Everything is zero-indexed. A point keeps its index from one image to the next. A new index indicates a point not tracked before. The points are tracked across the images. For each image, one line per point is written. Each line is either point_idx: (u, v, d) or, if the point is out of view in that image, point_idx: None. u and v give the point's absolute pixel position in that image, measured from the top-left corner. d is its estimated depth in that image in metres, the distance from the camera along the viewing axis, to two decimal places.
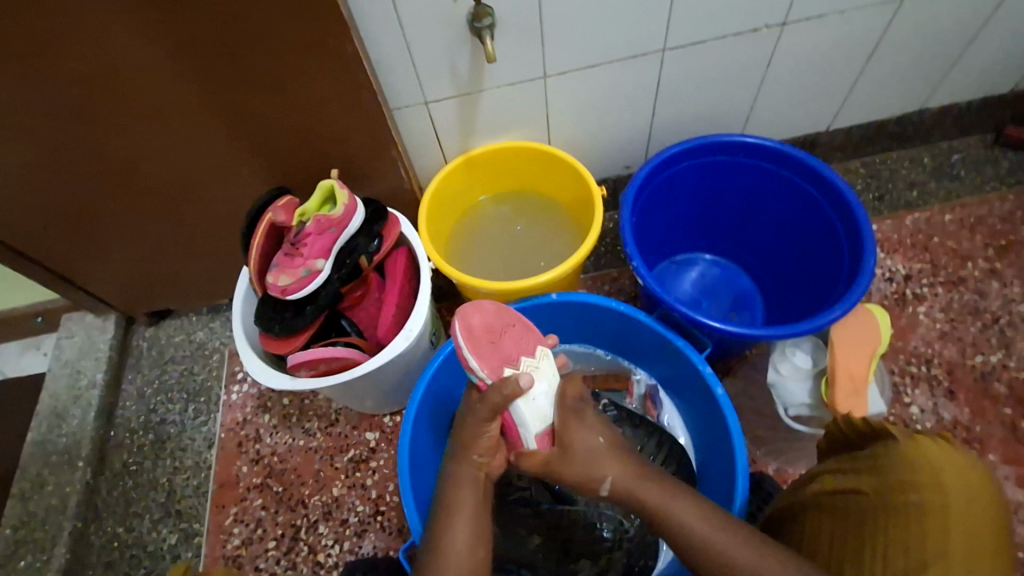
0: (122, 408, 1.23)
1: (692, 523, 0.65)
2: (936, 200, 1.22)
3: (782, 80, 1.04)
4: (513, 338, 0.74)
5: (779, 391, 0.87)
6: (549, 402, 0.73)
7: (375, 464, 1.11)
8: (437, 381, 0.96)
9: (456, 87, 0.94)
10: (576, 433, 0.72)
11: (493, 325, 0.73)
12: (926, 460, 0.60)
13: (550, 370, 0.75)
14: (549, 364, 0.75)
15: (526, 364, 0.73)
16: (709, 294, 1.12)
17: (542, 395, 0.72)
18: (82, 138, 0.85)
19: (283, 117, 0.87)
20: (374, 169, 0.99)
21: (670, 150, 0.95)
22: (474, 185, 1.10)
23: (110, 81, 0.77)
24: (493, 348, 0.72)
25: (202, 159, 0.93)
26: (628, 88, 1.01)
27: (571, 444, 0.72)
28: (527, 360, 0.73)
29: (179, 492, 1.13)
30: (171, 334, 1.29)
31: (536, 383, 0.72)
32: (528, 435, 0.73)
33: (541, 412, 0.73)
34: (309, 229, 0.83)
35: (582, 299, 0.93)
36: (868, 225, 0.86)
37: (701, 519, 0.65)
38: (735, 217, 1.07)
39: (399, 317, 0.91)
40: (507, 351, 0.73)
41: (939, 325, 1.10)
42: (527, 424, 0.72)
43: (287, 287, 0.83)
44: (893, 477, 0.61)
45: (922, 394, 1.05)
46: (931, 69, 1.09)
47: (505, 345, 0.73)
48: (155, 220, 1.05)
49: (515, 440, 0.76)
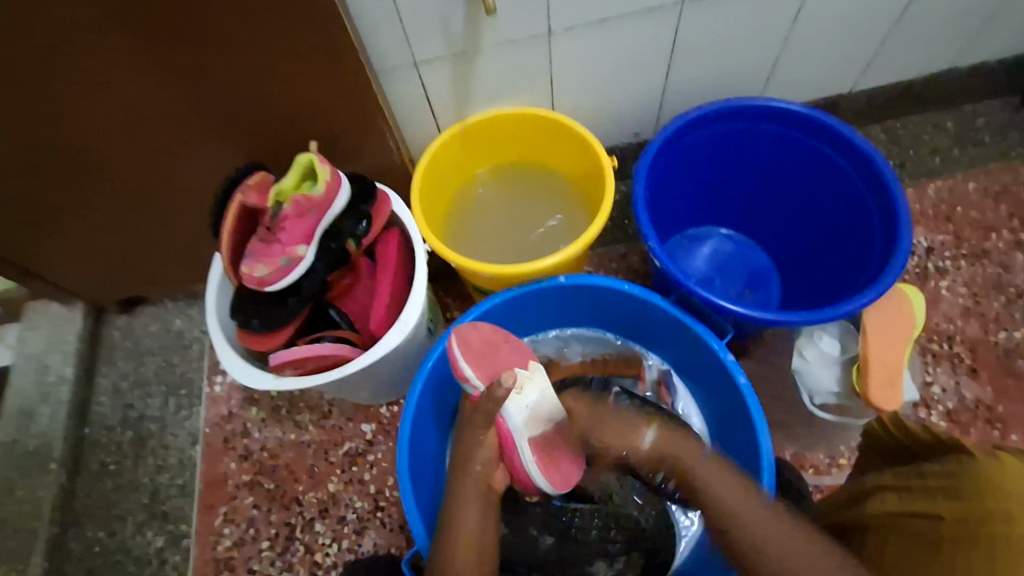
0: (96, 403, 1.14)
1: (739, 502, 0.64)
2: (959, 167, 1.15)
3: (807, 36, 0.95)
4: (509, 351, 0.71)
5: (803, 378, 0.80)
6: (545, 409, 0.70)
7: (372, 458, 1.04)
8: (436, 375, 0.89)
9: (449, 46, 0.84)
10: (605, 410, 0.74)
11: (490, 337, 0.71)
12: (1012, 482, 0.50)
13: (545, 377, 0.71)
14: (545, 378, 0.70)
15: (519, 376, 0.69)
16: (722, 271, 1.05)
17: (535, 408, 0.69)
18: (23, 111, 0.74)
19: (254, 84, 0.76)
20: (360, 141, 0.89)
21: (686, 117, 0.87)
22: (471, 156, 1.01)
23: (47, 43, 0.66)
24: (488, 359, 0.70)
25: (165, 133, 0.82)
26: (639, 46, 0.91)
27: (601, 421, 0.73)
28: (520, 371, 0.70)
29: (164, 492, 1.06)
30: (146, 323, 1.20)
31: (528, 395, 0.68)
32: (523, 446, 0.70)
33: (533, 426, 0.69)
34: (286, 212, 0.74)
35: (592, 281, 0.86)
36: (903, 200, 0.79)
37: (747, 501, 0.64)
38: (752, 189, 1.00)
39: (392, 306, 0.82)
40: (502, 362, 0.70)
41: (962, 300, 1.05)
42: (521, 433, 0.69)
43: (266, 278, 0.74)
44: (978, 503, 0.50)
45: (944, 373, 1.01)
46: (964, 23, 1.01)
47: (499, 357, 0.71)
48: (118, 202, 0.95)
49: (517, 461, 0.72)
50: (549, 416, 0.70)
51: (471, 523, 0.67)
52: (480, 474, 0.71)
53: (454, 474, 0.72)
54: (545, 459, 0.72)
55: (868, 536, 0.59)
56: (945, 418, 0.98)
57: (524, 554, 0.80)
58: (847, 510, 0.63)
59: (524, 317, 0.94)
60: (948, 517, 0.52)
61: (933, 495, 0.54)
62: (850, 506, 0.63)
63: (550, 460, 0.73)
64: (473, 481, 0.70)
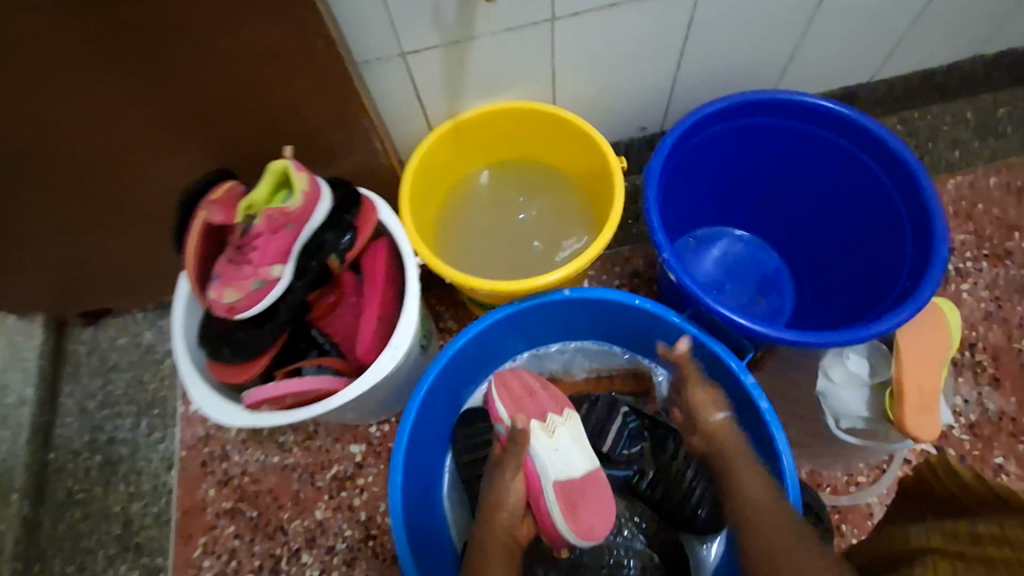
0: (61, 425, 1.06)
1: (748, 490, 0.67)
2: (980, 161, 1.09)
3: (830, 21, 0.88)
4: (543, 400, 0.76)
5: (829, 400, 0.74)
6: (574, 455, 0.71)
7: (362, 482, 0.97)
8: (430, 400, 0.82)
9: (440, 34, 0.75)
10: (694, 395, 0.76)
11: (528, 385, 0.77)
12: None
13: (578, 428, 0.73)
14: (576, 428, 0.73)
15: (551, 420, 0.73)
16: (732, 275, 0.98)
17: (565, 447, 0.70)
18: None
19: (218, 78, 0.67)
20: (342, 142, 0.80)
21: (700, 112, 0.80)
22: (465, 154, 0.93)
23: None
24: (523, 403, 0.74)
25: (119, 135, 0.73)
26: (650, 32, 0.83)
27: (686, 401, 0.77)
28: (552, 417, 0.73)
29: (138, 522, 0.99)
30: (113, 336, 1.11)
31: (558, 435, 0.71)
32: (546, 488, 0.68)
33: (563, 465, 0.70)
34: (259, 228, 0.65)
35: (599, 295, 0.79)
36: (938, 204, 0.72)
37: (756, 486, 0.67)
38: (766, 188, 0.93)
39: (382, 328, 0.74)
40: (537, 408, 0.74)
41: (984, 305, 1.00)
42: (546, 473, 0.69)
43: (236, 304, 0.66)
44: None
45: (966, 383, 0.96)
46: (995, 6, 0.94)
47: (535, 403, 0.75)
48: (73, 209, 0.85)
49: (541, 511, 0.70)
50: (578, 463, 0.70)
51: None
52: (506, 524, 0.67)
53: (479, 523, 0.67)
54: (573, 504, 0.68)
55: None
56: (967, 431, 0.93)
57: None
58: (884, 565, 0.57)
59: (525, 333, 0.87)
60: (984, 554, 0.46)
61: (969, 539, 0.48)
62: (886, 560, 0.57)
63: (579, 508, 0.67)
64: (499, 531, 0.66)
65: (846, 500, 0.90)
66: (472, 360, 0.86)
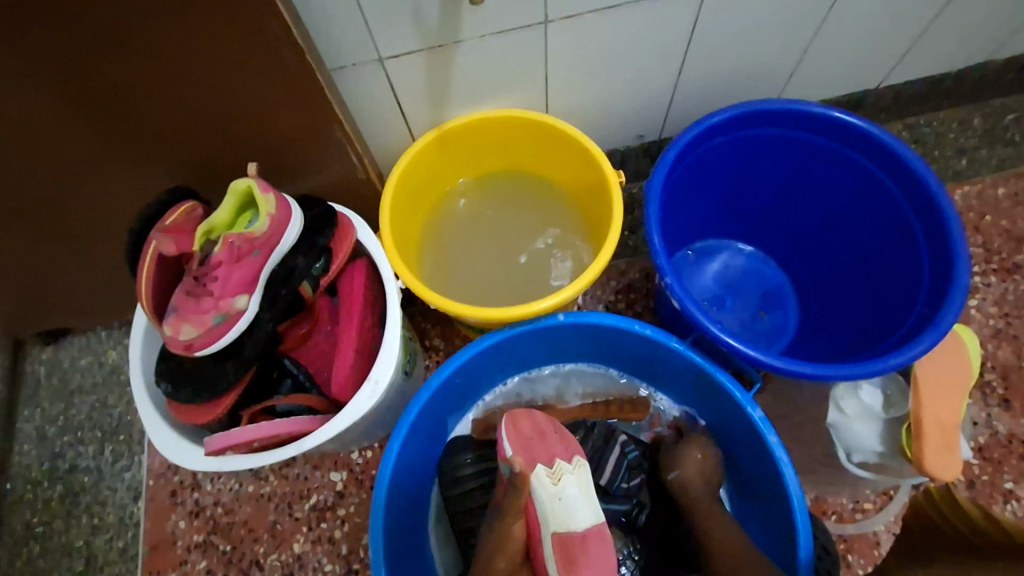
0: (19, 453, 0.99)
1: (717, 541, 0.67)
2: (988, 170, 1.04)
3: (840, 25, 0.82)
4: (554, 443, 0.70)
5: (841, 434, 0.70)
6: (579, 507, 0.64)
7: (344, 513, 0.92)
8: (416, 432, 0.76)
9: (423, 38, 0.69)
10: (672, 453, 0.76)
11: (540, 425, 0.72)
12: None
13: (586, 476, 0.67)
14: (585, 475, 0.66)
15: (559, 466, 0.66)
16: (733, 290, 0.93)
17: (570, 498, 0.64)
18: None
19: (172, 88, 0.60)
20: (316, 155, 0.74)
21: (705, 123, 0.74)
22: (452, 165, 0.86)
23: None
24: (532, 445, 0.69)
25: (65, 149, 0.66)
26: (650, 35, 0.77)
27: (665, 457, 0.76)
28: (562, 462, 0.67)
29: (102, 557, 0.92)
30: (75, 356, 1.04)
31: (564, 483, 0.65)
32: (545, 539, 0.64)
33: (566, 516, 0.63)
34: (219, 256, 0.59)
35: (595, 320, 0.74)
36: (958, 225, 0.68)
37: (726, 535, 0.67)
38: (771, 200, 0.88)
39: (362, 359, 0.68)
40: (547, 451, 0.68)
41: (992, 321, 0.96)
42: (546, 522, 0.64)
43: (194, 341, 0.59)
44: None
45: (975, 403, 0.92)
46: (1010, 10, 0.89)
47: (546, 445, 0.69)
48: (20, 227, 0.78)
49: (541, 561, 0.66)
50: (580, 516, 0.63)
51: None
52: (506, 569, 0.65)
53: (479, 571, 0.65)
54: (571, 561, 0.63)
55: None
56: (976, 454, 0.89)
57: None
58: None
59: (516, 357, 0.82)
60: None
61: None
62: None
63: (578, 565, 0.62)
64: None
65: (852, 529, 0.85)
66: (460, 386, 0.81)
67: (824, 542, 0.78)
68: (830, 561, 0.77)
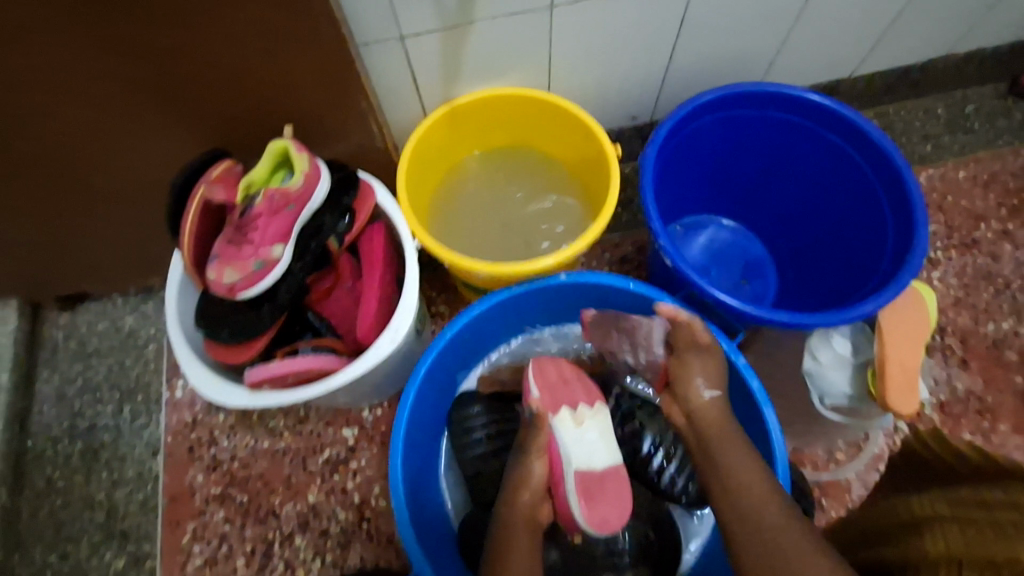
0: (39, 413, 1.03)
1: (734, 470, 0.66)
2: (950, 155, 1.14)
3: (817, 17, 0.90)
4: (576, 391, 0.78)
5: (815, 380, 0.78)
6: (598, 448, 0.72)
7: (355, 466, 0.97)
8: (429, 382, 0.83)
9: (441, 18, 0.75)
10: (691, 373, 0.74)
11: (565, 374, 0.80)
12: None
13: (606, 422, 0.75)
14: (604, 421, 0.74)
15: (582, 411, 0.74)
16: (720, 261, 1.00)
17: (591, 438, 0.72)
18: None
19: (215, 55, 0.65)
20: (339, 123, 0.79)
21: (694, 102, 0.82)
22: (461, 140, 0.93)
23: None
24: (556, 390, 0.77)
25: (105, 109, 0.70)
26: (647, 22, 0.84)
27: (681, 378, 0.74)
28: (584, 408, 0.75)
29: (123, 508, 0.97)
30: (92, 322, 1.08)
31: (586, 426, 0.73)
32: (568, 473, 0.70)
33: (586, 454, 0.71)
34: (258, 208, 0.65)
35: (594, 280, 0.81)
36: (919, 194, 0.76)
37: (743, 462, 0.67)
38: (754, 177, 0.95)
39: (383, 310, 0.74)
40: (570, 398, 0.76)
41: (953, 291, 1.05)
42: (568, 460, 0.70)
43: (236, 284, 0.65)
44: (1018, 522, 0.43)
45: (937, 364, 1.01)
46: (967, 8, 0.98)
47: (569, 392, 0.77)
48: (54, 188, 0.82)
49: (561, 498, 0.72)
50: (601, 456, 0.71)
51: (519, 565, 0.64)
52: (527, 504, 0.71)
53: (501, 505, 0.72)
54: (591, 495, 0.69)
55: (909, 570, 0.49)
56: (937, 410, 0.98)
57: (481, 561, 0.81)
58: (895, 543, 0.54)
59: (519, 315, 0.88)
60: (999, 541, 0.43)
61: (992, 527, 0.44)
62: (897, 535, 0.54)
63: (595, 500, 0.69)
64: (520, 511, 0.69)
65: (826, 476, 0.94)
66: (468, 342, 0.87)
67: (801, 487, 0.86)
68: (805, 502, 0.85)
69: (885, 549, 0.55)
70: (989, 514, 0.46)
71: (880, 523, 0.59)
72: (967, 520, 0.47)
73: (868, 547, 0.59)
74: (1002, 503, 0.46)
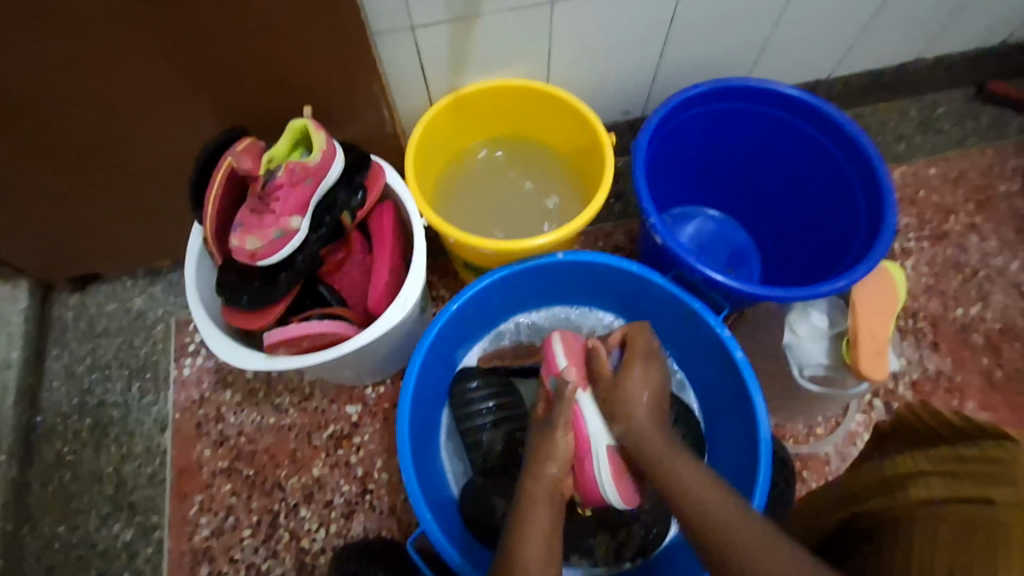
0: (48, 389, 1.06)
1: (693, 487, 0.65)
2: (922, 153, 1.21)
3: (798, 19, 0.97)
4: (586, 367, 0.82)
5: (795, 352, 0.87)
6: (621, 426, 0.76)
7: (359, 440, 1.01)
8: (433, 354, 0.86)
9: (450, 10, 0.80)
10: (636, 375, 0.76)
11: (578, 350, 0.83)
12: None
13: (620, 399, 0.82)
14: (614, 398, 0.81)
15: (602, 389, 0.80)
16: (706, 248, 1.06)
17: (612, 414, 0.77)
18: None
19: (242, 39, 0.70)
20: (352, 107, 0.84)
21: (684, 94, 0.88)
22: (464, 130, 0.98)
23: None
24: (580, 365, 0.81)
25: (133, 90, 0.74)
26: (641, 20, 0.90)
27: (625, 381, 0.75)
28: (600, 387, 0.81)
29: (131, 482, 1.00)
30: (102, 302, 1.11)
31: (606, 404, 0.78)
32: (598, 453, 0.73)
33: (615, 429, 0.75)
34: (280, 180, 0.70)
35: (589, 258, 0.86)
36: (889, 181, 0.83)
37: (702, 483, 0.65)
38: (738, 169, 1.02)
39: (392, 283, 0.79)
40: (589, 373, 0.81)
41: (924, 279, 1.12)
42: (598, 437, 0.74)
43: (258, 251, 0.71)
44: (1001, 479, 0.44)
45: (910, 346, 1.07)
46: (936, 15, 1.05)
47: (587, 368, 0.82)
48: (76, 168, 0.86)
49: (586, 475, 0.75)
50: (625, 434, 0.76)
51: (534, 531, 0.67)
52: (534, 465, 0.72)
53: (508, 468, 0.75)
54: (618, 471, 0.74)
55: (899, 530, 0.50)
56: (910, 388, 1.04)
57: (481, 523, 0.85)
58: (877, 499, 0.55)
59: (518, 292, 0.93)
60: (991, 502, 0.43)
61: (977, 483, 0.45)
62: (878, 494, 0.54)
63: (623, 474, 0.74)
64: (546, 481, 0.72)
65: (806, 449, 0.99)
66: (470, 318, 0.91)
67: (782, 457, 0.91)
68: (786, 471, 0.90)
69: (868, 504, 0.56)
70: (972, 469, 0.47)
71: (857, 482, 0.59)
72: (949, 476, 0.48)
73: (847, 505, 0.59)
74: (978, 458, 0.46)
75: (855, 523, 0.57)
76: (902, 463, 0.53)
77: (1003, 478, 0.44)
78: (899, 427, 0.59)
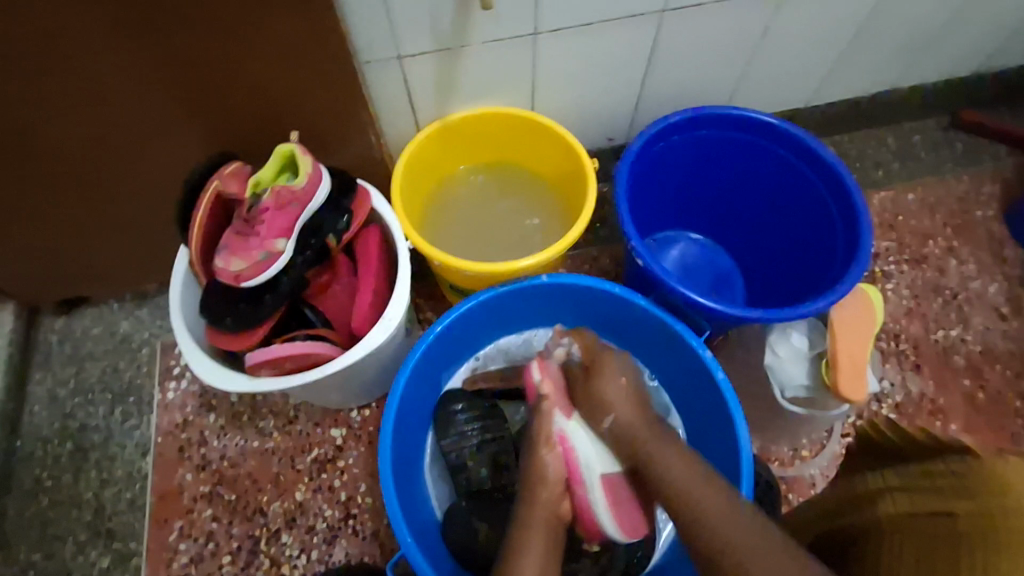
0: (30, 414, 1.05)
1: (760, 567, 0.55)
2: (899, 179, 1.24)
3: (774, 51, 1.01)
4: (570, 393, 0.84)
5: (775, 372, 0.90)
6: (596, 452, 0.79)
7: (342, 464, 1.00)
8: (418, 376, 0.86)
9: (437, 41, 0.83)
10: (672, 464, 0.70)
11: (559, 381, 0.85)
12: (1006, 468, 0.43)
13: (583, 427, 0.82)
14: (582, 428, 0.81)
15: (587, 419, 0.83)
16: (690, 273, 1.06)
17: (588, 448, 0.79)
18: None
19: (235, 69, 0.73)
20: (341, 133, 0.86)
21: (665, 122, 0.90)
22: (450, 155, 1.00)
23: (16, 20, 0.62)
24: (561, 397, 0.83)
25: (124, 113, 0.76)
26: (622, 51, 0.93)
27: (670, 479, 0.68)
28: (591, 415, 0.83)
29: (111, 508, 0.99)
30: (87, 326, 1.10)
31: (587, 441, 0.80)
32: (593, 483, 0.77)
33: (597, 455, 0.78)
34: (267, 204, 0.71)
35: (574, 281, 0.86)
36: (864, 208, 0.85)
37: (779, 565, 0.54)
38: (721, 196, 1.04)
39: (376, 304, 0.80)
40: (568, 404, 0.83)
41: (905, 302, 1.13)
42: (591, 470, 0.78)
43: (242, 272, 0.73)
44: (963, 487, 0.45)
45: (892, 369, 1.08)
46: (907, 48, 1.10)
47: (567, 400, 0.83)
48: (65, 192, 0.87)
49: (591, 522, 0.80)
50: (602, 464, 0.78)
51: (531, 548, 0.70)
52: (546, 501, 0.75)
53: (520, 505, 0.76)
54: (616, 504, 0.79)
55: (872, 544, 0.50)
56: (893, 410, 1.05)
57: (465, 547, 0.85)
58: (849, 515, 0.55)
59: (504, 315, 0.93)
60: (954, 515, 0.44)
61: (940, 494, 0.46)
62: (851, 510, 0.55)
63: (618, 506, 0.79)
64: (540, 507, 0.74)
65: (791, 472, 0.96)
66: (454, 340, 0.91)
67: (767, 478, 0.91)
68: (772, 493, 0.89)
69: (841, 522, 0.56)
70: (937, 481, 0.47)
71: (833, 499, 0.59)
72: (914, 490, 0.49)
73: (823, 523, 0.59)
74: (943, 471, 0.47)
75: (830, 539, 0.57)
76: (874, 480, 0.53)
77: (963, 487, 0.45)
78: (870, 444, 0.60)
